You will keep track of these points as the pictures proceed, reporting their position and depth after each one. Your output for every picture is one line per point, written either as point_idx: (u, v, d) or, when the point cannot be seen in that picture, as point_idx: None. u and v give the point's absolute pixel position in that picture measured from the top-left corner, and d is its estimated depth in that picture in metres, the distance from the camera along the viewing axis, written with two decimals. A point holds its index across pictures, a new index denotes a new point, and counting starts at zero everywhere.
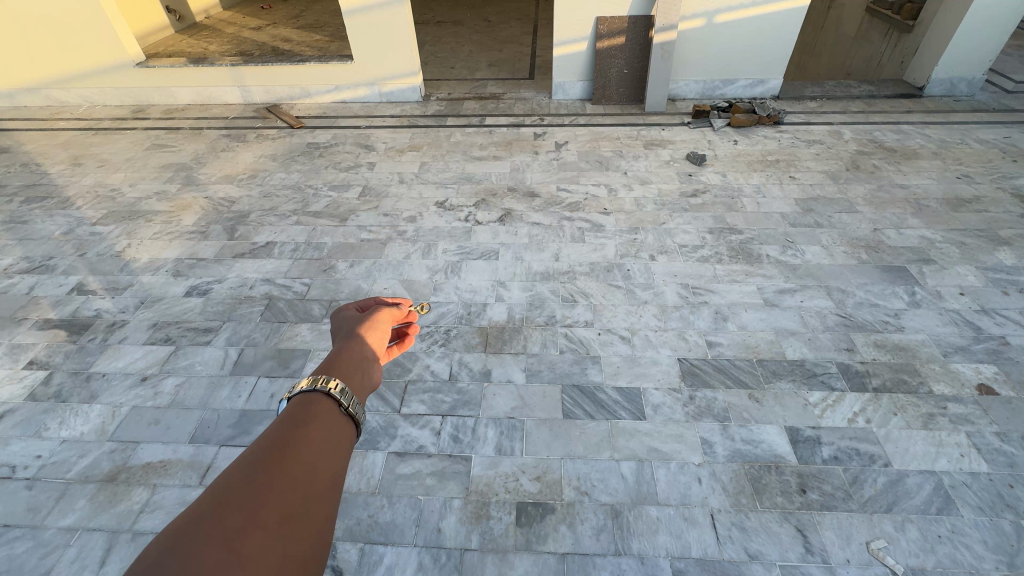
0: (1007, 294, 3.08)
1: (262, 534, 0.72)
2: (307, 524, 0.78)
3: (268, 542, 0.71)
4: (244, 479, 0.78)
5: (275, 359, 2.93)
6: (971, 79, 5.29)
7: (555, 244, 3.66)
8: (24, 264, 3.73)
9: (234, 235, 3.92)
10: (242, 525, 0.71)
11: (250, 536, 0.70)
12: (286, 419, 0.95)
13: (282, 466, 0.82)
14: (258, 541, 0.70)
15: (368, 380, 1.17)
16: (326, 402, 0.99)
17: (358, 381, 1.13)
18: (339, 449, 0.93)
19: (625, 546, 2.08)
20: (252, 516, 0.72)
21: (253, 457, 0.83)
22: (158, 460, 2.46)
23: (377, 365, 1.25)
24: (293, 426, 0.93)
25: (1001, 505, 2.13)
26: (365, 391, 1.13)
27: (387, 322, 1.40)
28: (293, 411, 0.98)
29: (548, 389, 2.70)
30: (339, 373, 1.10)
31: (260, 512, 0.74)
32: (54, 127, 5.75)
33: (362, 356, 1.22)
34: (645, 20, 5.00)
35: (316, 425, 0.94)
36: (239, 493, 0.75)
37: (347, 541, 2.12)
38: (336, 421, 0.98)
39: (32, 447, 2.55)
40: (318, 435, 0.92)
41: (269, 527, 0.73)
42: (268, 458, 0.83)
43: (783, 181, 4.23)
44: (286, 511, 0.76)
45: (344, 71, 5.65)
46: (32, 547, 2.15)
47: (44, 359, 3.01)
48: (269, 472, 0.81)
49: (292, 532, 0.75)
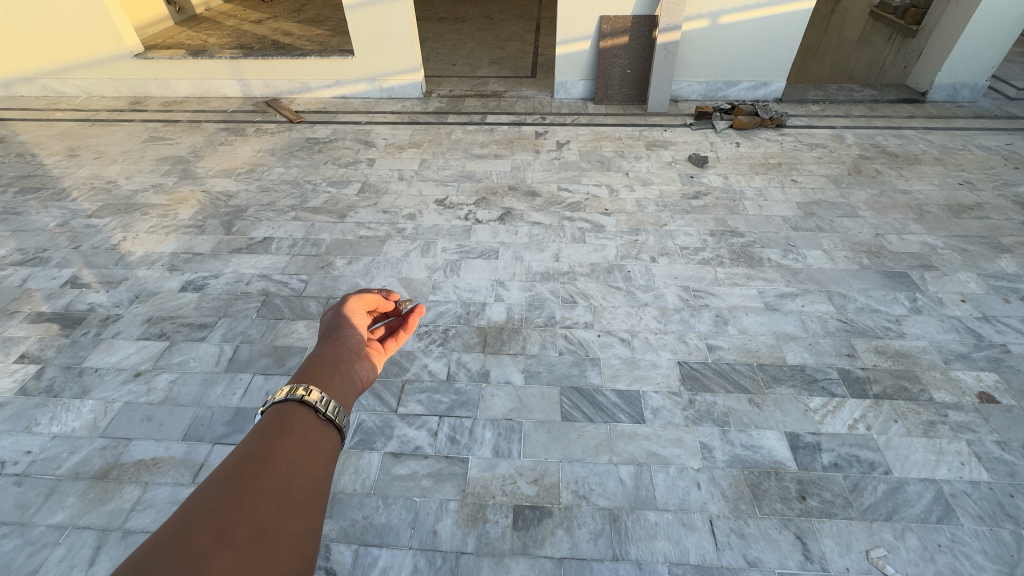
0: (1008, 301, 3.07)
1: (233, 554, 0.70)
2: (284, 537, 0.77)
3: (238, 561, 0.70)
4: (213, 498, 0.77)
5: (271, 356, 2.90)
6: (974, 85, 5.28)
7: (556, 244, 3.64)
8: (18, 256, 3.68)
9: (232, 230, 3.87)
10: (209, 546, 0.70)
11: (220, 556, 0.69)
12: (261, 431, 0.95)
13: (254, 482, 0.81)
14: (229, 561, 0.69)
15: (348, 380, 1.17)
16: (305, 413, 0.99)
17: (337, 384, 1.12)
18: (316, 458, 0.93)
19: (623, 551, 2.05)
20: (220, 537, 0.71)
21: (222, 475, 0.82)
22: (150, 458, 2.43)
23: (357, 363, 1.24)
24: (267, 438, 0.92)
25: (1001, 515, 2.12)
26: (346, 392, 1.13)
27: (363, 314, 1.38)
28: (269, 423, 0.97)
29: (547, 390, 2.68)
30: (315, 379, 1.10)
31: (229, 532, 0.72)
32: (50, 117, 5.68)
33: (340, 357, 1.21)
34: (649, 20, 4.97)
35: (292, 434, 0.93)
36: (208, 513, 0.74)
37: (341, 542, 2.09)
38: (314, 426, 0.98)
39: (22, 442, 2.51)
40: (294, 445, 0.92)
41: (240, 546, 0.72)
42: (238, 475, 0.81)
43: (785, 184, 4.22)
44: (260, 527, 0.76)
45: (345, 66, 5.60)
46: (20, 545, 2.12)
47: (35, 353, 2.97)
48: (240, 488, 0.80)
49: (266, 549, 0.74)
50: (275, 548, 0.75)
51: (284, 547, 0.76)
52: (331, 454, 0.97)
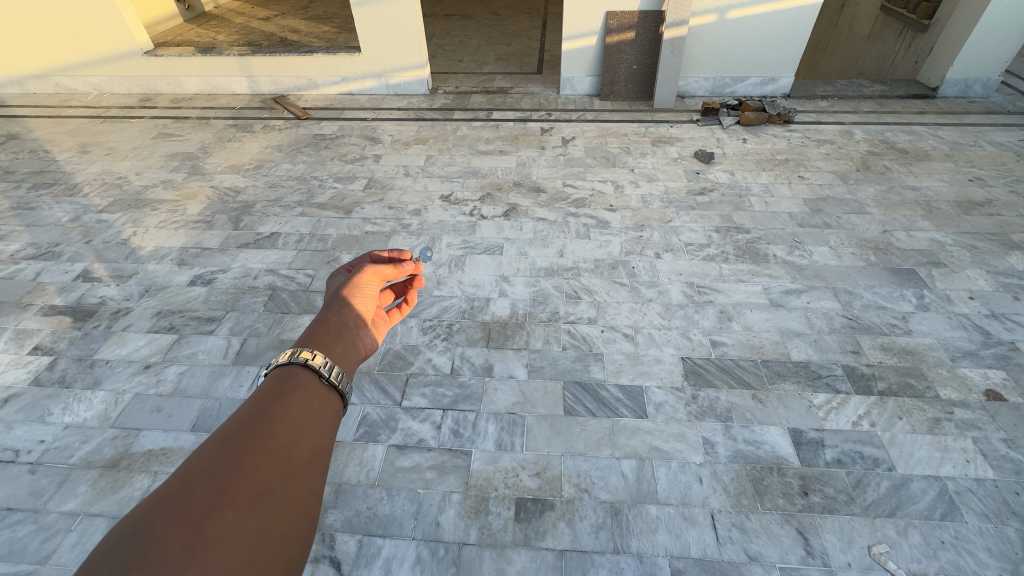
0: (1017, 300, 3.03)
1: (233, 513, 0.74)
2: (286, 499, 0.81)
3: (238, 522, 0.73)
4: (215, 458, 0.80)
5: (277, 349, 2.94)
6: (986, 80, 5.20)
7: (560, 239, 3.65)
8: (31, 251, 3.75)
9: (239, 226, 3.92)
10: (210, 505, 0.73)
11: (219, 515, 0.73)
12: (263, 392, 0.98)
13: (254, 444, 0.84)
14: (228, 521, 0.73)
15: (351, 347, 1.21)
16: (306, 377, 1.02)
17: (340, 351, 1.16)
18: (319, 422, 0.97)
19: (624, 544, 2.07)
20: (221, 496, 0.75)
21: (224, 436, 0.85)
22: (160, 448, 2.47)
23: (361, 331, 1.28)
24: (270, 400, 0.95)
25: (1006, 513, 2.11)
26: (348, 359, 1.17)
27: (376, 285, 1.41)
28: (272, 383, 1.00)
29: (550, 385, 2.69)
30: (318, 345, 1.13)
31: (228, 492, 0.76)
32: (62, 114, 5.77)
33: (344, 324, 1.24)
34: (655, 16, 4.95)
35: (295, 397, 0.96)
36: (209, 474, 0.77)
37: (345, 532, 2.12)
38: (315, 390, 1.01)
39: (36, 431, 2.57)
40: (296, 408, 0.95)
41: (241, 505, 0.75)
42: (239, 436, 0.85)
43: (793, 180, 4.18)
44: (261, 488, 0.79)
45: (351, 62, 5.62)
46: (34, 531, 2.17)
47: (49, 345, 3.03)
48: (241, 449, 0.83)
49: (268, 509, 0.77)
50: (276, 509, 0.79)
51: (285, 507, 0.80)
52: (333, 419, 1.01)
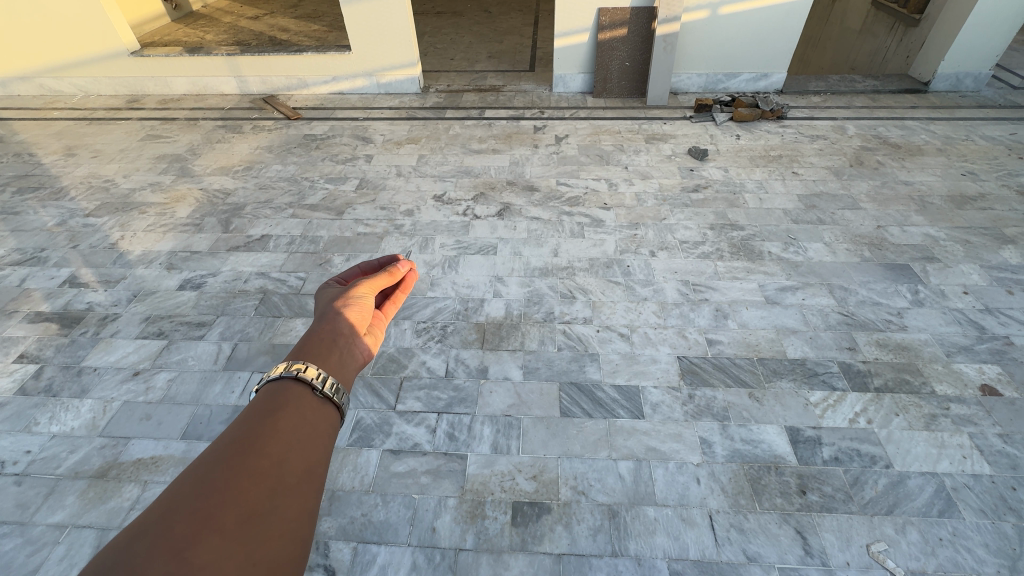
0: (1011, 294, 3.04)
1: (218, 539, 0.71)
2: (276, 521, 0.78)
3: (223, 547, 0.70)
4: (200, 480, 0.77)
5: (269, 354, 2.90)
6: (977, 75, 5.21)
7: (554, 239, 3.62)
8: (17, 256, 3.68)
9: (229, 228, 3.86)
10: (194, 531, 0.70)
11: (205, 541, 0.70)
12: (255, 408, 0.95)
13: (242, 464, 0.81)
14: (213, 547, 0.70)
15: (347, 357, 1.17)
16: (298, 392, 0.99)
17: (334, 361, 1.13)
18: (312, 437, 0.94)
19: (622, 547, 2.05)
20: (206, 521, 0.72)
21: (211, 457, 0.82)
22: (149, 457, 2.43)
23: (356, 338, 1.24)
24: (260, 417, 0.92)
25: (1003, 508, 2.11)
26: (345, 367, 1.14)
27: (369, 294, 1.37)
28: (264, 399, 0.97)
29: (546, 386, 2.67)
30: (312, 356, 1.10)
31: (214, 516, 0.73)
32: (47, 116, 5.67)
33: (338, 333, 1.21)
34: (647, 12, 4.92)
35: (286, 413, 0.94)
36: (194, 498, 0.74)
37: (340, 540, 2.09)
38: (309, 404, 0.98)
39: (22, 442, 2.52)
40: (287, 424, 0.92)
41: (227, 531, 0.72)
42: (227, 455, 0.82)
43: (786, 176, 4.17)
44: (249, 511, 0.76)
45: (341, 61, 5.55)
46: (20, 545, 2.12)
47: (34, 352, 2.97)
48: (228, 470, 0.80)
49: (255, 533, 0.74)
50: (264, 532, 0.76)
51: (275, 530, 0.77)
52: (328, 434, 0.97)
